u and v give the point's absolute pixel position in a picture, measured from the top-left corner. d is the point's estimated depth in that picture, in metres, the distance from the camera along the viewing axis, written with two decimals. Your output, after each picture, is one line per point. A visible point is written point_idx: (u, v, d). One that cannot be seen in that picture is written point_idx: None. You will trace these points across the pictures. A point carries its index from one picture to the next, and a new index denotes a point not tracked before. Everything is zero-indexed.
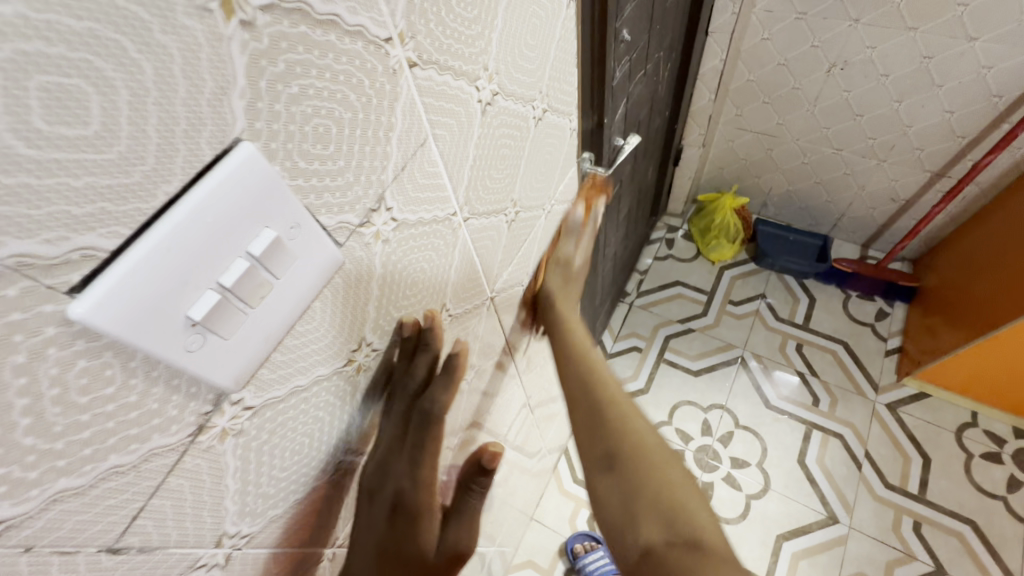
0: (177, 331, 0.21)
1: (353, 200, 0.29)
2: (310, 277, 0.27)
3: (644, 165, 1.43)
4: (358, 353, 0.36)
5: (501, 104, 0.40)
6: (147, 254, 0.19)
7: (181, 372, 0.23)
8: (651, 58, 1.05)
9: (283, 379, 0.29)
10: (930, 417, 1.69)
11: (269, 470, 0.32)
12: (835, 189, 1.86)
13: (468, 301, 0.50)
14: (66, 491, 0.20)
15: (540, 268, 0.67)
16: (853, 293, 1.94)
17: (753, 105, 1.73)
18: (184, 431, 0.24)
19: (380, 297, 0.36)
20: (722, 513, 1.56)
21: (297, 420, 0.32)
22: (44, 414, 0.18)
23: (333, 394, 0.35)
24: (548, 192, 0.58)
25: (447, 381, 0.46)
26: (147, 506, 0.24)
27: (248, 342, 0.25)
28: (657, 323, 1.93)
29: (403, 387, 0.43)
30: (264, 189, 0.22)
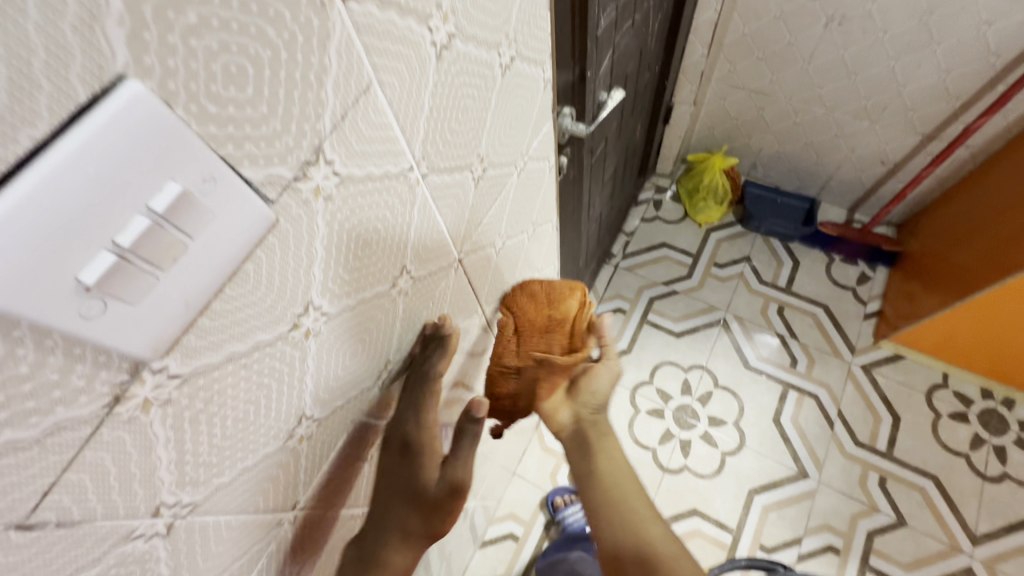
0: (67, 296, 0.19)
1: (284, 150, 0.26)
2: (236, 237, 0.25)
3: (632, 123, 1.38)
4: (305, 317, 0.34)
5: (460, 48, 0.37)
6: (13, 210, 0.16)
7: (83, 340, 0.21)
8: (640, 7, 1.00)
9: (215, 346, 0.27)
10: (902, 379, 1.73)
11: (209, 438, 0.30)
12: (826, 151, 1.83)
13: (433, 263, 0.48)
14: None
15: (514, 229, 0.65)
16: (837, 256, 1.94)
17: (747, 61, 1.67)
18: (97, 401, 0.23)
19: (327, 259, 0.33)
20: (697, 469, 1.61)
21: (237, 387, 0.30)
22: None
23: (278, 359, 0.33)
24: (520, 147, 0.55)
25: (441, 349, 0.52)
26: (60, 480, 0.23)
27: (164, 308, 0.23)
28: (642, 284, 1.93)
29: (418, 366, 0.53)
30: (163, 137, 0.20)
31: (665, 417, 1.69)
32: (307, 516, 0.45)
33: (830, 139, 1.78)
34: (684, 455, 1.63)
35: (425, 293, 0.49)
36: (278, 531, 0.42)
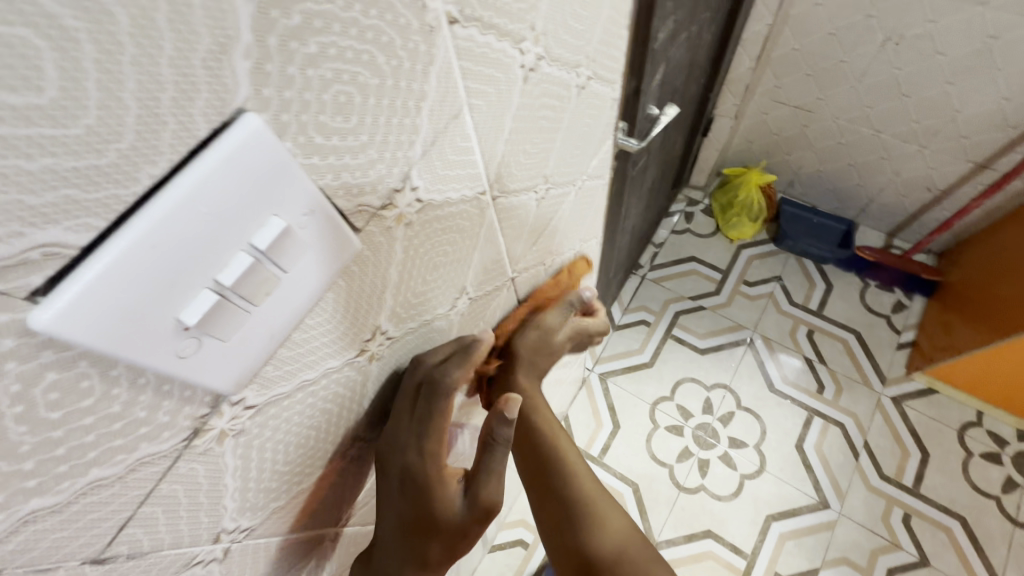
0: (166, 335, 0.18)
1: (376, 179, 0.25)
2: (324, 270, 0.24)
3: (673, 135, 1.35)
4: (371, 342, 0.33)
5: (546, 69, 0.35)
6: (124, 251, 0.16)
7: (172, 379, 0.20)
8: (696, 20, 0.97)
9: (289, 375, 0.27)
10: (934, 413, 1.67)
11: (272, 465, 0.29)
12: (869, 173, 1.78)
13: (489, 284, 0.47)
14: (39, 510, 0.18)
15: (564, 248, 0.63)
16: (872, 282, 1.88)
17: (794, 77, 1.62)
18: (177, 436, 0.22)
19: (400, 283, 0.32)
20: (715, 490, 1.58)
21: (303, 413, 0.30)
22: (7, 435, 0.15)
23: (342, 384, 0.32)
24: (581, 166, 0.53)
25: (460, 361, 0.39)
26: (135, 514, 0.22)
27: (251, 343, 0.22)
28: (668, 297, 1.90)
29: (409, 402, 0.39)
30: (271, 171, 0.19)
31: (684, 435, 1.67)
32: (343, 532, 0.45)
33: (875, 161, 1.73)
34: (701, 475, 1.61)
35: (478, 313, 0.48)
36: (318, 547, 0.42)
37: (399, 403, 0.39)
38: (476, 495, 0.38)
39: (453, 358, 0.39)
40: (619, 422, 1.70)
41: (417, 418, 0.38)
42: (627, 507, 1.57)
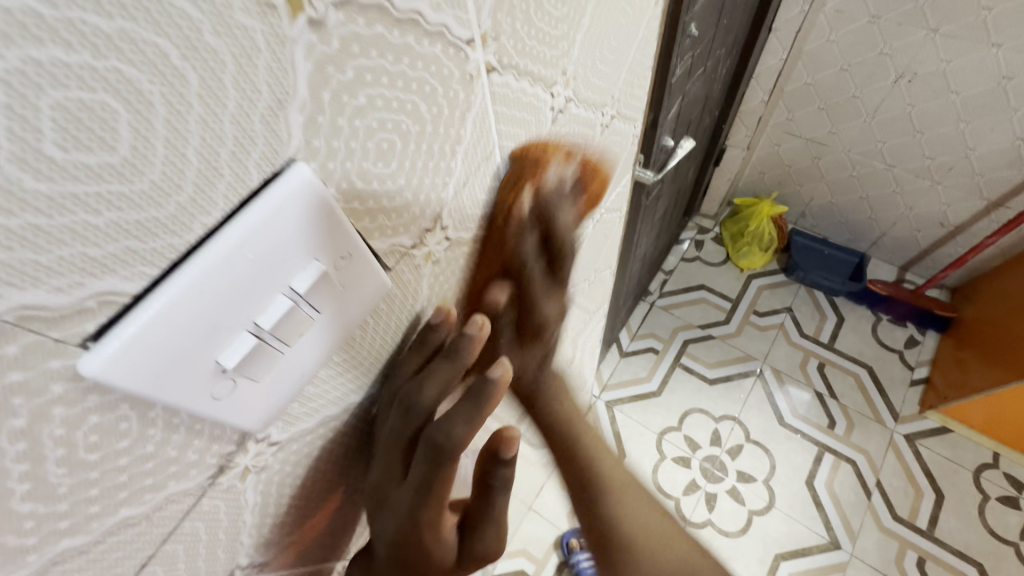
0: (203, 377, 0.18)
1: (409, 220, 0.25)
2: (355, 309, 0.24)
3: (686, 166, 1.36)
4: (393, 376, 0.33)
5: (575, 110, 0.36)
6: (174, 299, 0.16)
7: (205, 419, 0.20)
8: (713, 56, 0.98)
9: (312, 412, 0.27)
10: (949, 454, 1.63)
11: (289, 500, 0.29)
12: (881, 207, 1.78)
13: None
14: (68, 551, 0.18)
15: (581, 278, 0.63)
16: (884, 316, 1.86)
17: (806, 110, 1.63)
18: (203, 474, 0.22)
19: (424, 317, 0.32)
20: (723, 526, 1.55)
21: (321, 448, 0.29)
22: (46, 477, 0.16)
23: (362, 417, 0.32)
24: (601, 200, 0.54)
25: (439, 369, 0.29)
26: (157, 552, 0.22)
27: (281, 383, 0.22)
28: (677, 325, 1.89)
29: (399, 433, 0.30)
30: (314, 217, 0.19)
31: (692, 467, 1.64)
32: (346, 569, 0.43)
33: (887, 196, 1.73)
34: (709, 509, 1.57)
35: None
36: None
37: (391, 450, 0.30)
38: (472, 552, 0.32)
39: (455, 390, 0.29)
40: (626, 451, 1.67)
41: (411, 479, 0.28)
42: None
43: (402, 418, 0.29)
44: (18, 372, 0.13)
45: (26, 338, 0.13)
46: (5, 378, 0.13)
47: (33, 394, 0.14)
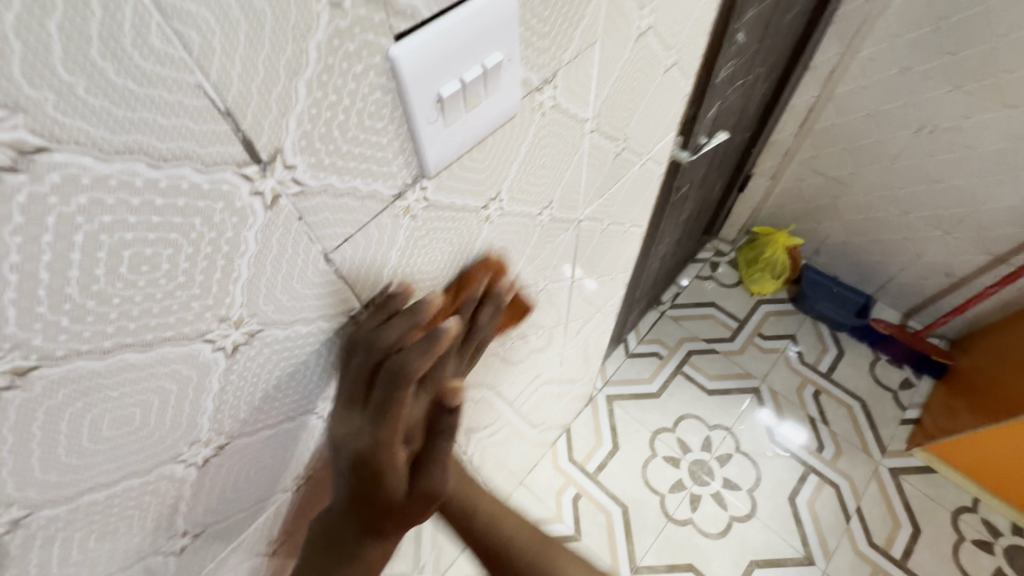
0: (429, 101, 0.29)
1: (541, 63, 0.36)
2: (501, 109, 0.35)
3: (716, 178, 1.47)
4: (491, 205, 0.43)
5: (649, 39, 0.48)
6: (437, 30, 0.27)
7: (415, 138, 0.31)
8: (753, 71, 1.10)
9: (449, 191, 0.37)
10: (931, 492, 1.67)
11: (413, 265, 0.40)
12: (892, 251, 1.87)
13: (564, 214, 0.57)
14: (333, 187, 0.28)
15: (617, 220, 0.74)
16: (883, 356, 1.93)
17: (831, 150, 1.74)
18: (393, 189, 0.32)
19: (524, 161, 0.43)
20: (703, 526, 1.61)
21: (439, 231, 0.40)
22: (348, 118, 0.27)
23: (465, 225, 0.42)
24: (649, 145, 0.65)
25: (407, 320, 0.37)
26: (353, 235, 0.32)
27: (453, 139, 0.33)
28: (683, 336, 1.97)
29: (369, 346, 0.37)
30: (507, 16, 0.30)
31: (680, 468, 1.70)
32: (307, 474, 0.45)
33: (899, 240, 1.82)
34: (692, 509, 1.63)
35: (548, 238, 0.58)
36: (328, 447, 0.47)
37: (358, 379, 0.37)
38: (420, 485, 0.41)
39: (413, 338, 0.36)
40: (620, 444, 1.75)
41: (375, 401, 0.37)
42: (615, 527, 1.60)
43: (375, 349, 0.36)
44: (373, 34, 0.25)
45: (382, 12, 0.24)
46: (367, 35, 0.24)
47: (369, 54, 0.25)
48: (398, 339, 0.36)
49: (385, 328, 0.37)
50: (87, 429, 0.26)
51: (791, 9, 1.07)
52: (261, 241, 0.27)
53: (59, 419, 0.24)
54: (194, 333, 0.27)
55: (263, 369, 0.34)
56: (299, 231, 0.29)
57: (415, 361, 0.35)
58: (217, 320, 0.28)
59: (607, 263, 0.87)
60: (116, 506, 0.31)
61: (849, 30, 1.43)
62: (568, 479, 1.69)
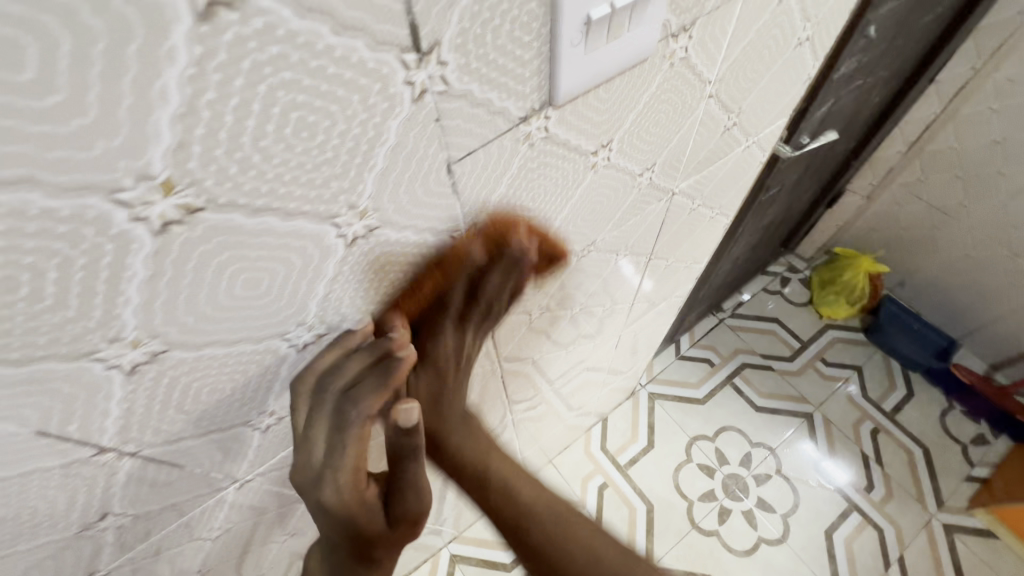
0: (577, 22, 0.30)
1: (683, 8, 0.36)
2: (637, 48, 0.34)
3: (808, 185, 1.38)
4: (599, 153, 0.43)
5: (791, 4, 0.45)
6: None
7: (554, 61, 0.31)
8: (876, 72, 1.02)
9: (568, 127, 0.37)
10: (987, 558, 1.54)
11: (517, 199, 0.40)
12: (991, 295, 1.70)
13: (661, 182, 0.56)
14: (472, 95, 0.29)
15: (708, 204, 0.72)
16: (958, 406, 1.78)
17: (942, 176, 1.59)
18: (520, 113, 0.33)
19: (641, 113, 0.42)
20: (728, 541, 1.56)
21: (548, 169, 0.40)
22: (503, 25, 0.27)
23: (573, 168, 0.42)
24: (760, 126, 0.62)
25: (365, 360, 0.38)
26: (475, 151, 0.33)
27: (587, 70, 0.33)
28: (739, 347, 1.90)
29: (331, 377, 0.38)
30: None
31: (713, 478, 1.66)
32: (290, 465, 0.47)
33: (1001, 285, 1.66)
34: (719, 521, 1.59)
35: (638, 207, 0.57)
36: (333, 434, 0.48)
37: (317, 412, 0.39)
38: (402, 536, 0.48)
39: (368, 374, 0.38)
40: (655, 442, 1.72)
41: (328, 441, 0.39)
42: (637, 523, 1.59)
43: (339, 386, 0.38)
44: None
45: None
46: None
47: None
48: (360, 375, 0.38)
49: (344, 368, 0.38)
50: (225, 284, 0.28)
51: (932, 9, 0.97)
52: (400, 134, 0.28)
53: (204, 269, 0.26)
54: (326, 214, 0.29)
55: (370, 268, 0.35)
56: (433, 132, 0.30)
57: (367, 395, 0.37)
58: (347, 206, 0.29)
59: (688, 249, 0.84)
60: (226, 367, 0.33)
61: (989, 44, 1.29)
62: (597, 467, 1.68)
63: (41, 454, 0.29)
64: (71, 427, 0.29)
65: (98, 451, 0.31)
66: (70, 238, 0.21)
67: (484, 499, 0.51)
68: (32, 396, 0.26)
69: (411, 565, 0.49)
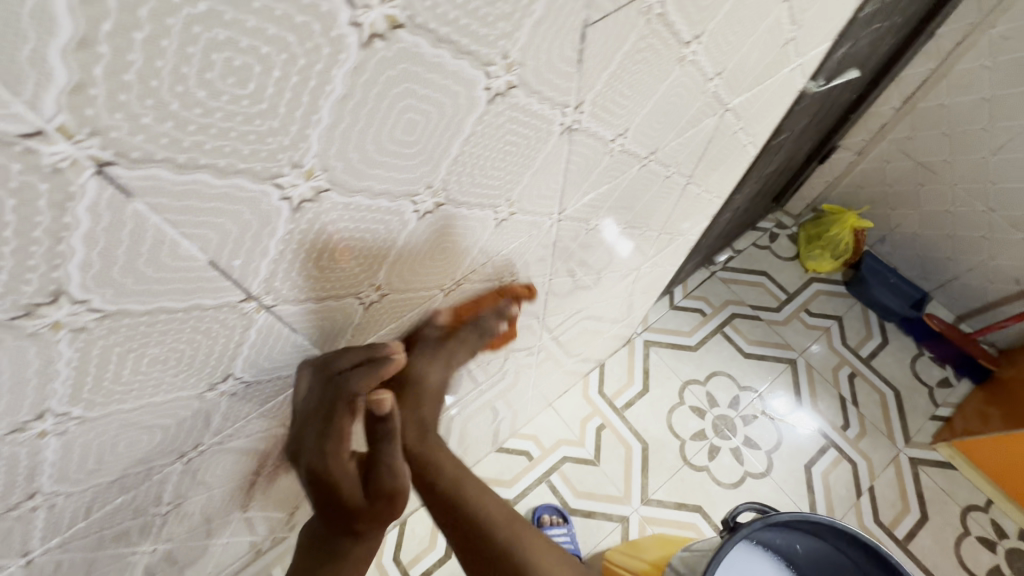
0: None
1: None
2: None
3: (810, 133, 1.42)
4: (692, 45, 0.45)
5: None
6: None
7: None
8: (892, 16, 1.05)
9: (679, 8, 0.39)
10: (945, 487, 1.69)
11: (619, 87, 0.42)
12: (963, 249, 1.82)
13: (722, 92, 0.58)
14: None
15: (746, 130, 0.75)
16: (926, 353, 1.91)
17: (930, 132, 1.66)
18: None
19: (732, 7, 0.45)
20: (718, 474, 1.67)
21: (649, 57, 0.42)
22: None
23: (666, 59, 0.44)
24: (809, 46, 0.64)
25: (366, 371, 0.42)
26: (607, 17, 0.34)
27: None
28: (729, 298, 1.98)
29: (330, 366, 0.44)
30: None
31: (704, 419, 1.75)
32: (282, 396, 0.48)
33: (974, 239, 1.77)
34: (709, 457, 1.69)
35: (696, 120, 0.59)
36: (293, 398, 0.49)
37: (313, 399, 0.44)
38: (374, 488, 0.41)
39: (358, 366, 0.43)
40: (650, 386, 1.80)
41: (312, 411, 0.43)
42: (633, 460, 1.67)
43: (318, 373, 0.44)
44: None
45: None
46: None
47: None
48: (349, 367, 0.43)
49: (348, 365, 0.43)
50: (391, 122, 0.29)
51: None
52: None
53: (383, 98, 0.27)
54: (483, 59, 0.30)
55: (496, 132, 0.36)
56: None
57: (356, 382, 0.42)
58: (500, 53, 0.30)
59: (717, 178, 0.86)
60: (364, 220, 0.34)
61: None
62: (595, 410, 1.75)
63: (205, 288, 0.29)
64: (237, 262, 0.29)
65: (245, 298, 0.32)
66: (301, 32, 0.22)
67: (477, 544, 0.58)
68: (220, 215, 0.26)
69: (385, 510, 0.42)
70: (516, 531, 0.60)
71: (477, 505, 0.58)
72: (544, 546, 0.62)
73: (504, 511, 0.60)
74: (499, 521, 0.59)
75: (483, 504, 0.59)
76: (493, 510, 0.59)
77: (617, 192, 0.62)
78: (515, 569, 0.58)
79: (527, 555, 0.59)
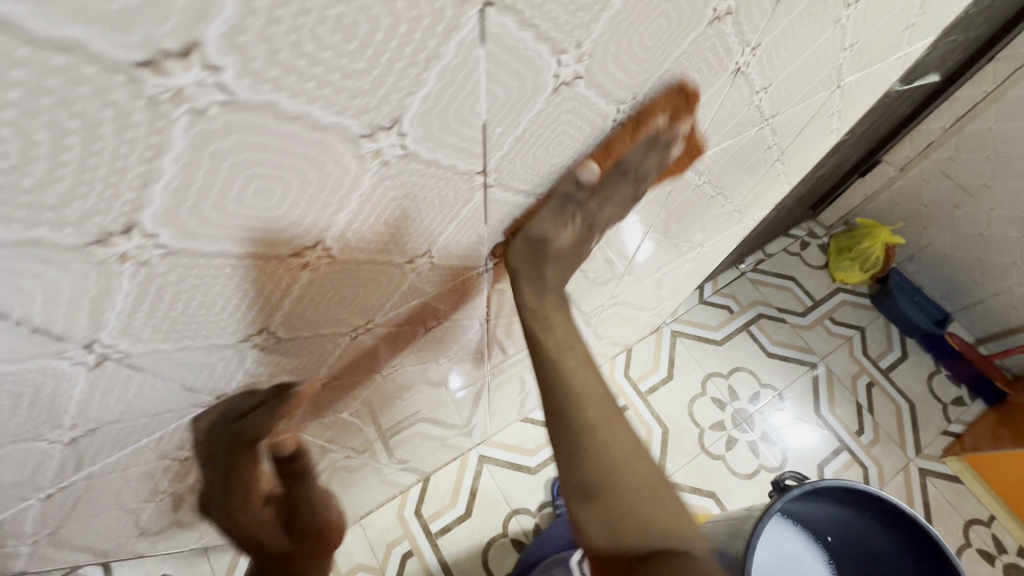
0: None
1: None
2: None
3: (865, 140, 1.46)
4: (848, 9, 0.49)
5: None
6: None
7: None
8: (971, 28, 1.09)
9: None
10: (951, 499, 1.75)
11: (786, 38, 0.47)
12: (991, 274, 1.87)
13: (844, 65, 0.62)
14: None
15: (837, 115, 0.79)
16: (943, 371, 1.97)
17: (973, 156, 1.70)
18: None
19: None
20: (733, 465, 1.72)
21: (818, 14, 0.47)
22: None
23: (827, 20, 0.49)
24: (919, 36, 0.69)
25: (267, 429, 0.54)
26: None
27: None
28: (757, 299, 2.02)
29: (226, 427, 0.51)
30: None
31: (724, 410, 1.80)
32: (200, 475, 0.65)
33: (1003, 264, 1.82)
34: (726, 448, 1.74)
35: (810, 94, 0.64)
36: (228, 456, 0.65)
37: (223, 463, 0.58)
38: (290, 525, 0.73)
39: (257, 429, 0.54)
40: (674, 374, 1.85)
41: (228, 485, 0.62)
42: (653, 443, 1.72)
43: (225, 421, 0.50)
44: None
45: None
46: None
47: None
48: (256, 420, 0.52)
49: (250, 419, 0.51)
50: (648, 25, 0.34)
51: None
52: None
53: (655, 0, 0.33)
54: None
55: (696, 56, 0.41)
56: None
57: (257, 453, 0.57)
58: None
59: (794, 163, 0.91)
60: (582, 118, 0.39)
61: None
62: (618, 391, 1.79)
63: (470, 148, 0.34)
64: (497, 130, 0.34)
65: (479, 171, 0.37)
66: None
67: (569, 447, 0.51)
68: (517, 78, 0.31)
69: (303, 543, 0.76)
70: (620, 443, 0.51)
71: (579, 413, 0.51)
72: (653, 474, 0.52)
73: (614, 422, 0.51)
74: (603, 432, 0.51)
75: (586, 403, 0.51)
76: (603, 418, 0.51)
77: (728, 154, 0.66)
78: (599, 498, 0.49)
79: (620, 484, 0.50)
